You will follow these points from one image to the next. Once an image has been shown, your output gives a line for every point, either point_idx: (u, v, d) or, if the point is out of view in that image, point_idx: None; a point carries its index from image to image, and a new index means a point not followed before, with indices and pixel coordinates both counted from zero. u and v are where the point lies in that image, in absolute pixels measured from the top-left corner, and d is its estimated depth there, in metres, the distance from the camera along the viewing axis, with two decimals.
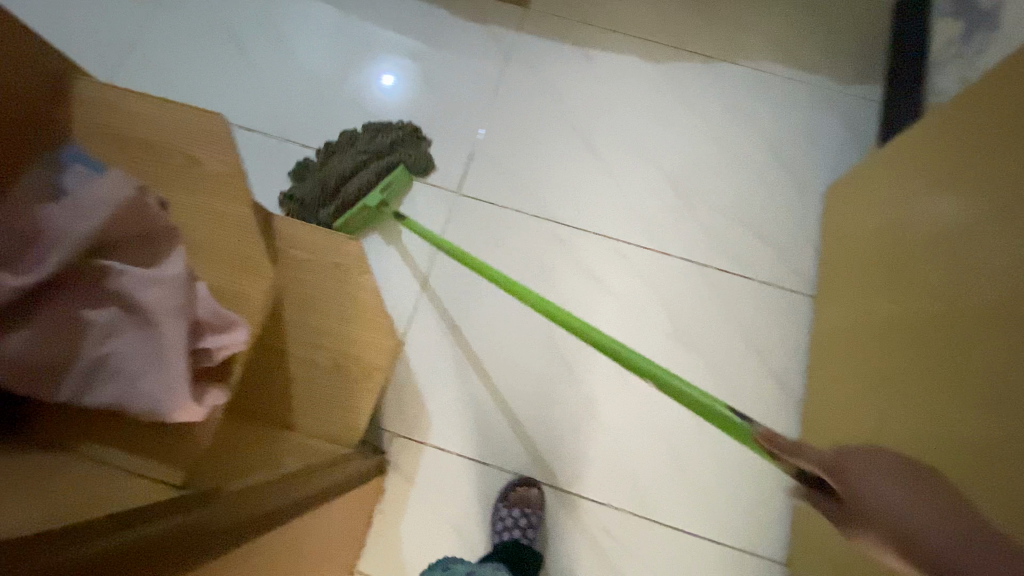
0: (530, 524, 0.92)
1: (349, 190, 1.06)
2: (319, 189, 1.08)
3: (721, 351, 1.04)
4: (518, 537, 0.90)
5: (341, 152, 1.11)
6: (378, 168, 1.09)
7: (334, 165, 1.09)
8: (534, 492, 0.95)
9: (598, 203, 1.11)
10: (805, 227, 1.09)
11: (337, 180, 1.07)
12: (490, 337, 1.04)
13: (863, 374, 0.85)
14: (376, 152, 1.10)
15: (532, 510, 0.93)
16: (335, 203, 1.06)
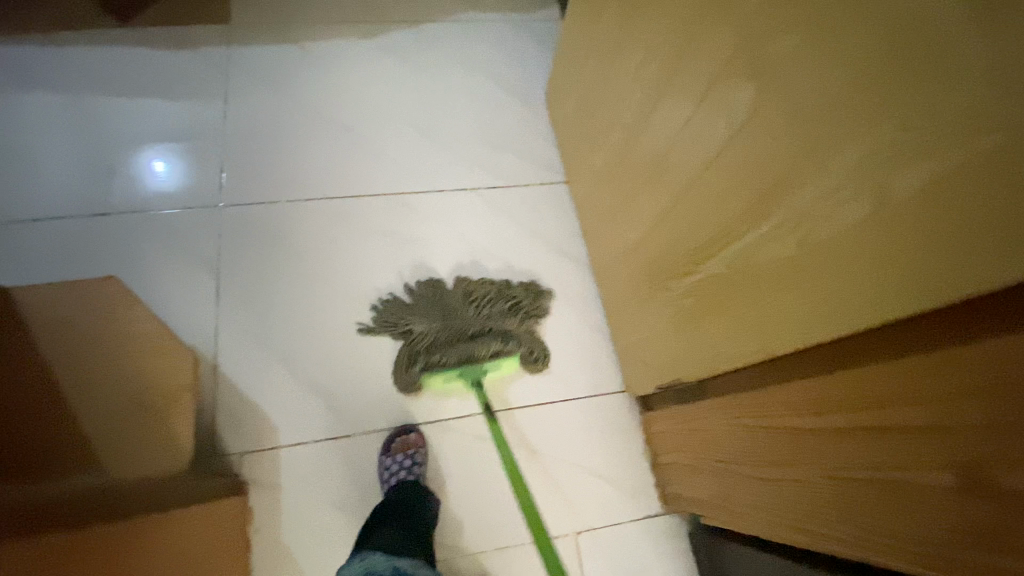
0: (417, 463, 0.96)
1: (475, 343, 1.01)
2: (431, 329, 1.03)
3: (515, 248, 1.17)
4: (406, 477, 0.94)
5: (462, 316, 1.04)
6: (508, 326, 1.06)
7: (467, 321, 1.04)
8: (413, 436, 0.98)
9: (362, 170, 1.18)
10: (542, 129, 1.28)
11: (457, 343, 1.01)
12: (305, 321, 1.05)
13: (607, 211, 1.03)
14: (496, 318, 1.05)
15: (415, 451, 0.97)
16: (458, 352, 1.00)
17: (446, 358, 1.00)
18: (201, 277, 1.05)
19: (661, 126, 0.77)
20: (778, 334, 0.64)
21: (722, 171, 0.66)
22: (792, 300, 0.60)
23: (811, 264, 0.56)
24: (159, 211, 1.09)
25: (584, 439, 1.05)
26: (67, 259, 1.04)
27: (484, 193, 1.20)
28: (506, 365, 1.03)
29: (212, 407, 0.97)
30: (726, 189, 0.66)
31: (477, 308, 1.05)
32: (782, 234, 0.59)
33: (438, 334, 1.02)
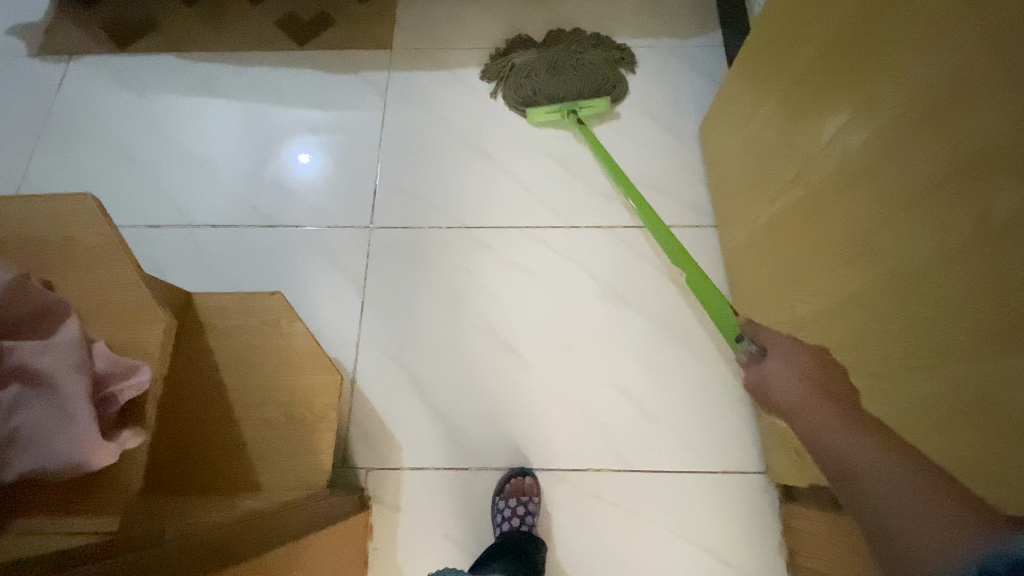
0: (529, 512, 0.94)
1: (569, 91, 1.22)
2: (536, 71, 1.25)
3: (652, 294, 1.10)
4: (519, 526, 0.92)
5: (555, 49, 1.26)
6: (602, 64, 1.24)
7: (567, 69, 1.24)
8: (529, 481, 0.97)
9: (503, 198, 1.18)
10: (692, 167, 1.19)
11: (552, 66, 1.24)
12: (436, 348, 1.08)
13: (769, 272, 0.92)
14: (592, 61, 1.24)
15: (529, 498, 0.95)
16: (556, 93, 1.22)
17: (537, 80, 1.23)
18: (349, 292, 1.12)
19: (869, 202, 0.66)
20: (991, 491, 0.51)
21: (956, 275, 0.54)
22: (1022, 459, 0.47)
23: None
24: (319, 225, 1.18)
25: (710, 517, 0.96)
26: (239, 264, 1.16)
27: (623, 231, 1.14)
28: (597, 103, 1.19)
29: (346, 420, 1.03)
30: (951, 293, 0.54)
31: (579, 62, 1.24)
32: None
33: (535, 62, 1.25)
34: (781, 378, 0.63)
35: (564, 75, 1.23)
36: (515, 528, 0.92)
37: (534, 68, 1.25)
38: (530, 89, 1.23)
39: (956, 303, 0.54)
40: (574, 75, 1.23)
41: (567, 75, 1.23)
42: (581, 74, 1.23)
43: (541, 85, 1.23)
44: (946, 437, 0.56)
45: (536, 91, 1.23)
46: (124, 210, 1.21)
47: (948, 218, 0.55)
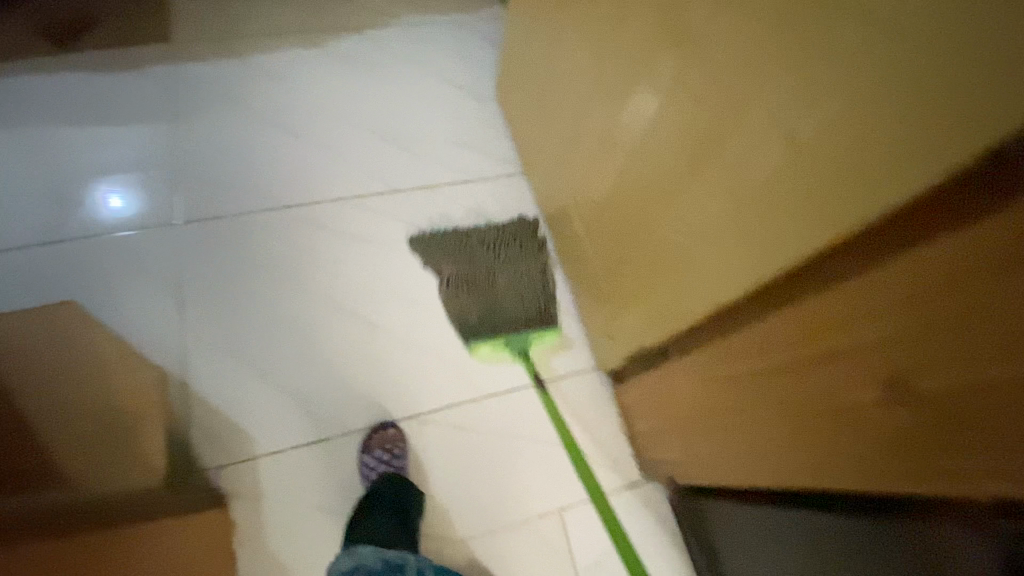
0: (395, 457, 0.97)
1: (497, 283, 1.08)
2: (477, 313, 1.07)
3: (480, 238, 1.19)
4: (385, 471, 0.95)
5: (479, 253, 1.11)
6: (544, 294, 1.11)
7: (488, 261, 1.10)
8: (391, 431, 0.99)
9: (321, 174, 1.18)
10: (496, 123, 1.30)
11: (488, 285, 1.08)
12: (275, 329, 1.05)
13: (565, 194, 1.06)
14: (541, 301, 1.10)
15: (395, 445, 0.98)
16: (487, 302, 1.07)
17: (472, 311, 1.08)
18: (163, 295, 1.04)
19: (608, 102, 0.79)
20: (722, 286, 0.67)
21: (660, 134, 0.69)
22: (732, 248, 0.64)
23: (754, 209, 0.59)
24: (114, 231, 1.07)
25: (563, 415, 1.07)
26: (19, 289, 1.01)
27: (444, 187, 1.22)
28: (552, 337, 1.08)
29: (185, 423, 0.96)
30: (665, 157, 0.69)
31: (510, 268, 1.10)
32: (720, 186, 0.62)
33: (473, 296, 1.08)
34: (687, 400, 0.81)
35: (501, 297, 1.08)
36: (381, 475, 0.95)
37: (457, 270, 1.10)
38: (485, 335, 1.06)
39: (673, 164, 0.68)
40: (512, 287, 1.09)
41: (503, 284, 1.08)
42: (512, 277, 1.09)
43: (490, 324, 1.06)
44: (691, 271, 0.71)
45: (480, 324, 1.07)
46: None
47: (649, 99, 0.69)
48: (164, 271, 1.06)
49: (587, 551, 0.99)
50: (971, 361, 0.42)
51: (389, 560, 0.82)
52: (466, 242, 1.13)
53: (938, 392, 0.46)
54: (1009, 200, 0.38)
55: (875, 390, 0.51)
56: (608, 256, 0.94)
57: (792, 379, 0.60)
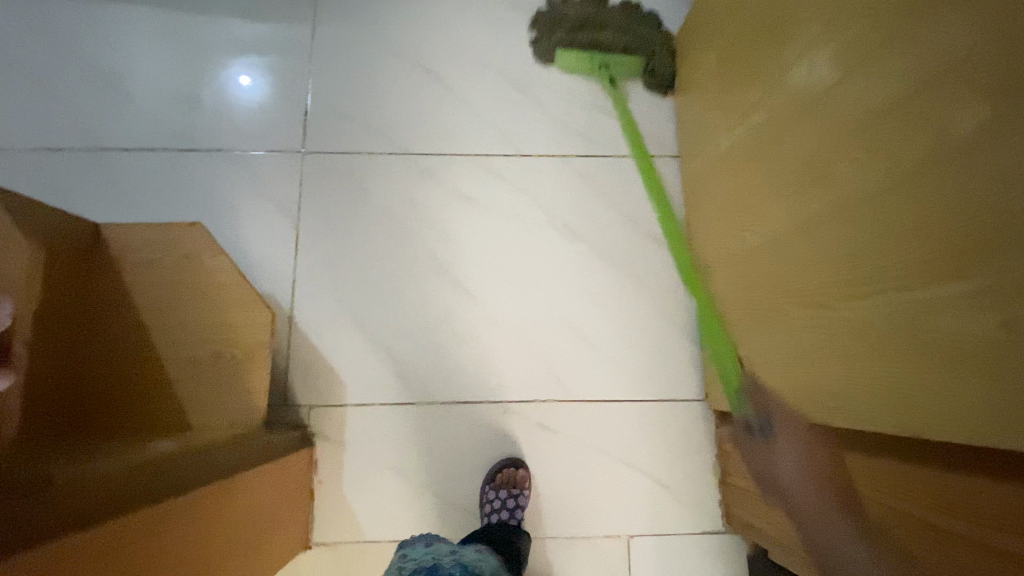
0: (518, 506, 0.92)
1: (605, 31, 1.09)
2: (576, 18, 1.09)
3: (606, 226, 1.07)
4: (506, 519, 0.91)
5: (606, 13, 1.10)
6: (646, 49, 1.09)
7: (610, 16, 1.10)
8: (520, 473, 0.95)
9: (453, 123, 1.09)
10: (657, 94, 1.12)
11: (597, 31, 1.09)
12: (381, 284, 1.03)
13: (723, 206, 0.91)
14: (643, 44, 1.09)
15: (519, 490, 0.94)
16: (590, 36, 1.08)
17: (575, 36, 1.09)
18: (282, 224, 1.04)
19: (833, 129, 0.62)
20: (916, 414, 0.52)
21: (903, 198, 0.52)
22: (960, 383, 0.47)
23: (1012, 352, 0.43)
24: (245, 148, 1.07)
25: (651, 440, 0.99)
26: (155, 191, 1.05)
27: (579, 160, 1.09)
28: (631, 60, 1.09)
29: (285, 359, 0.99)
30: (897, 230, 0.53)
31: (631, 27, 1.10)
32: (977, 301, 0.45)
33: (588, 10, 1.09)
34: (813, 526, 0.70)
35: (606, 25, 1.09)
36: (501, 519, 0.91)
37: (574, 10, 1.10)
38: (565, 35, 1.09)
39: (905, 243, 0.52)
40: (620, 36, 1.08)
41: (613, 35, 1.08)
42: (635, 40, 1.09)
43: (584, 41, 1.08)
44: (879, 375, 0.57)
45: (573, 39, 1.09)
46: (7, 127, 1.05)
47: (907, 150, 0.52)
48: (286, 200, 1.05)
49: None
50: None
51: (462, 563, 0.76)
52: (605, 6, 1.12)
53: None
54: None
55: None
56: (761, 297, 0.80)
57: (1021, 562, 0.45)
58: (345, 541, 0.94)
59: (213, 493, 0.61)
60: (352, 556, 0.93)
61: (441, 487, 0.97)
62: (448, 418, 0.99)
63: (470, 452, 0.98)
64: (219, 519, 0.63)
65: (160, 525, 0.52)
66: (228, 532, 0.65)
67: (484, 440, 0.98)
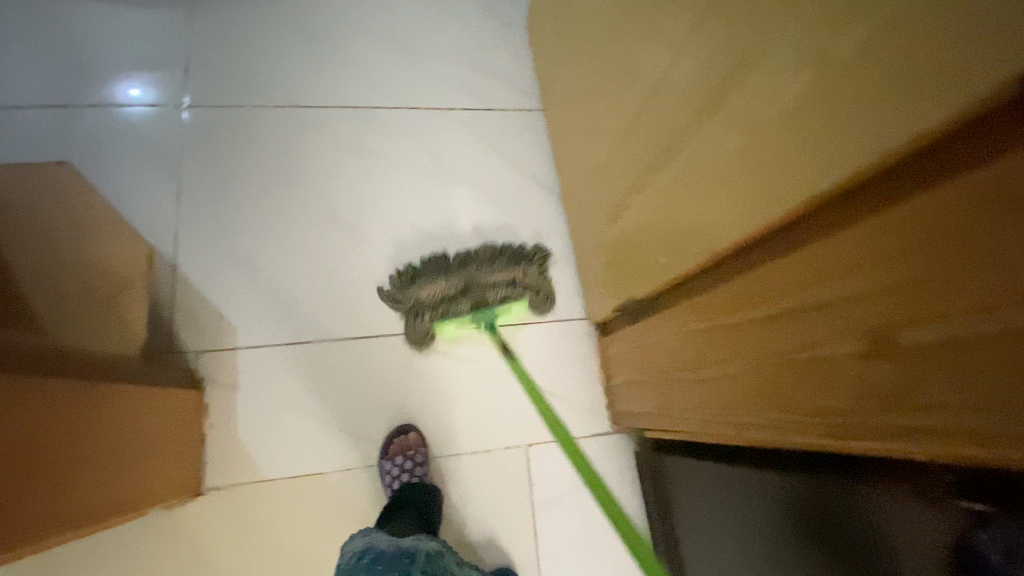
0: (418, 464, 0.93)
1: (473, 293, 0.98)
2: (440, 300, 0.98)
3: (488, 169, 1.17)
4: (410, 480, 0.91)
5: (465, 270, 0.98)
6: (516, 279, 1.02)
7: (476, 275, 0.98)
8: (412, 436, 0.96)
9: (333, 78, 1.14)
10: (522, 54, 1.25)
11: (464, 292, 0.98)
12: (269, 228, 1.04)
13: (579, 134, 1.04)
14: (512, 281, 1.01)
15: (415, 451, 0.95)
16: (466, 301, 0.98)
17: (457, 305, 0.98)
18: (160, 174, 1.03)
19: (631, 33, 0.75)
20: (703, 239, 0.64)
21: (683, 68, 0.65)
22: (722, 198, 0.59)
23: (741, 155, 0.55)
24: (114, 104, 1.05)
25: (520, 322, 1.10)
26: (12, 146, 0.99)
27: (459, 112, 1.18)
28: (517, 306, 1.04)
29: (167, 305, 0.96)
30: (675, 95, 0.66)
31: (495, 266, 0.99)
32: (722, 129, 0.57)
33: (445, 287, 0.97)
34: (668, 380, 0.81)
35: (458, 262, 0.99)
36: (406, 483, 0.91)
37: (428, 291, 0.97)
38: (430, 309, 0.98)
39: (684, 102, 0.65)
40: (490, 292, 0.99)
41: (480, 290, 0.98)
42: (495, 286, 0.99)
43: (451, 308, 0.98)
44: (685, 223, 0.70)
45: (437, 309, 0.98)
46: None
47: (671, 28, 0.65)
48: (162, 152, 1.04)
49: (547, 488, 1.01)
50: (929, 318, 0.38)
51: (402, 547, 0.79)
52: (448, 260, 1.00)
53: (898, 346, 0.41)
54: (1002, 153, 0.32)
55: (829, 344, 0.48)
56: (611, 201, 0.92)
57: (764, 330, 0.57)
58: (243, 483, 0.92)
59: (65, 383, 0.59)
60: (251, 496, 0.91)
61: (341, 419, 0.98)
62: (345, 353, 1.01)
63: (370, 382, 1.00)
64: (78, 410, 0.61)
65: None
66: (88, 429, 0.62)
67: (383, 371, 1.01)
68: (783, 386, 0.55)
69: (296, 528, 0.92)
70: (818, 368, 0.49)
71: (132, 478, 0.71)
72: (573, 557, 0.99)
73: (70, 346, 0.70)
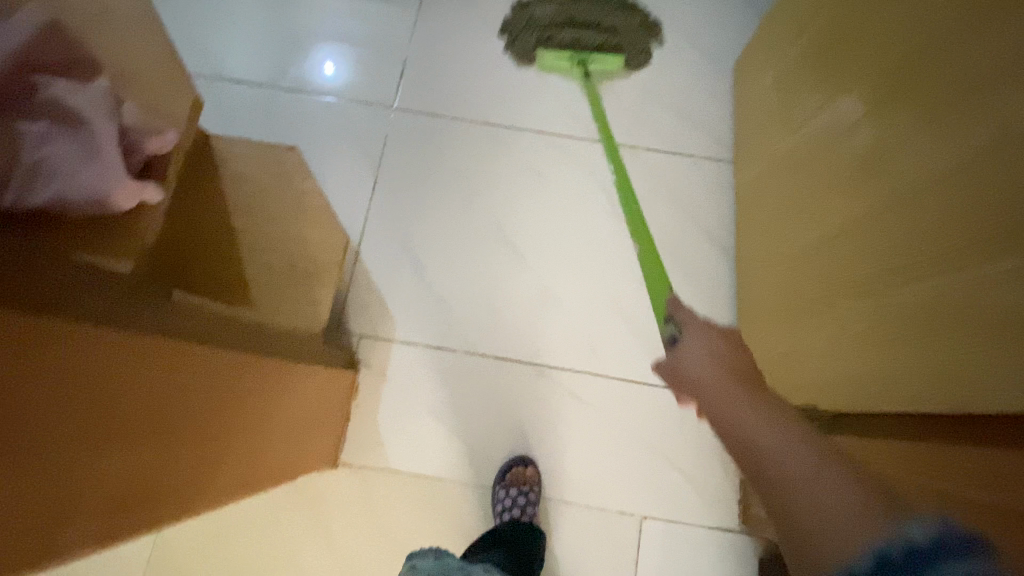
0: (529, 502, 0.93)
1: (584, 32, 1.15)
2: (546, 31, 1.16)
3: (662, 216, 1.12)
4: (519, 516, 0.92)
5: (577, 9, 1.16)
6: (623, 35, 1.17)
7: (585, 13, 1.16)
8: (530, 470, 0.96)
9: (530, 99, 1.17)
10: (724, 101, 1.18)
11: (572, 27, 1.16)
12: (443, 234, 1.09)
13: (779, 205, 0.94)
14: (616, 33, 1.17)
15: (529, 487, 0.95)
16: (570, 37, 1.15)
17: (559, 36, 1.15)
18: (363, 167, 1.13)
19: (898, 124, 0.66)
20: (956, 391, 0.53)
21: (969, 182, 0.55)
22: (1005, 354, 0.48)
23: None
24: (340, 97, 1.17)
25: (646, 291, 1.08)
26: (257, 122, 1.15)
27: (645, 152, 1.15)
28: (614, 61, 1.15)
29: (343, 287, 1.06)
30: (950, 212, 0.56)
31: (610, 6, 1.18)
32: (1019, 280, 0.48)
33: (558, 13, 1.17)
34: None
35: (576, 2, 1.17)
36: (514, 517, 0.92)
37: (541, 31, 1.17)
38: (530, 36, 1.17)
39: (963, 224, 0.55)
40: (596, 57, 1.15)
41: (588, 57, 1.15)
42: (600, 40, 1.15)
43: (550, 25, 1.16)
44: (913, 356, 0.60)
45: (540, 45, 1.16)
46: None
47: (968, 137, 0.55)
48: (369, 146, 1.14)
49: (652, 567, 0.95)
50: None
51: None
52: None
53: None
54: None
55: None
56: (806, 290, 0.83)
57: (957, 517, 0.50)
58: (372, 466, 0.98)
59: (232, 369, 0.58)
60: (374, 482, 0.98)
61: (467, 433, 1.00)
62: (484, 370, 1.03)
63: (502, 404, 1.01)
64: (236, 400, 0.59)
65: (94, 352, 0.38)
66: (240, 417, 0.61)
67: (515, 397, 1.02)
68: None
69: (406, 524, 0.96)
70: None
71: (293, 448, 0.78)
72: None
73: (252, 327, 0.72)
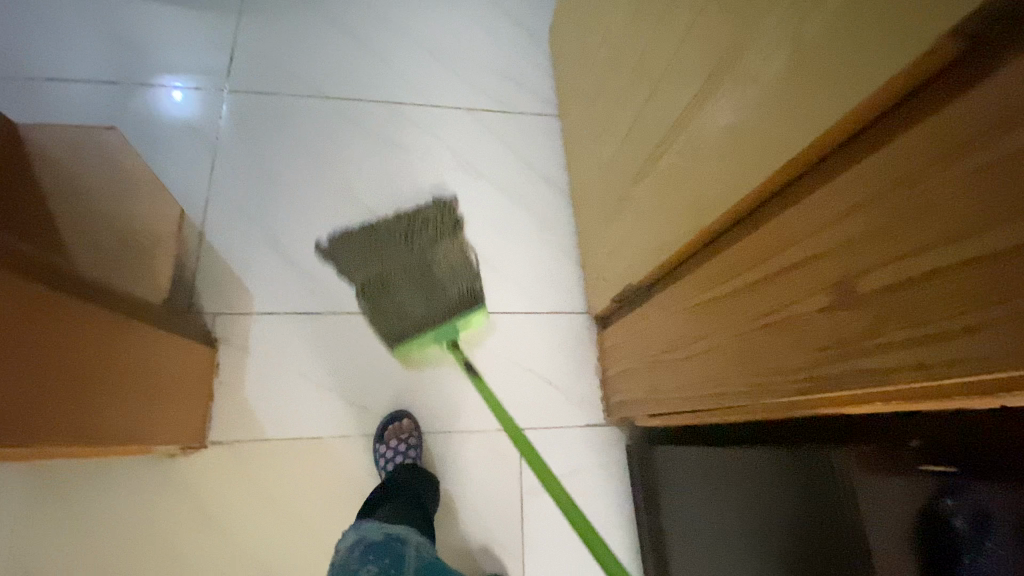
0: (412, 447, 0.96)
1: None
2: (373, 300, 1.02)
3: (502, 166, 1.24)
4: (403, 462, 0.95)
5: (392, 260, 1.01)
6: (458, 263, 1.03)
7: (393, 251, 1.02)
8: (406, 422, 0.99)
9: (366, 73, 1.23)
10: (544, 63, 1.33)
11: None
12: (293, 205, 1.11)
13: (589, 135, 1.09)
14: (460, 269, 1.02)
15: (409, 435, 0.97)
16: None
17: None
18: (200, 148, 1.11)
19: (638, 37, 0.82)
20: (694, 219, 0.68)
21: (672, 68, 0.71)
22: (714, 173, 0.62)
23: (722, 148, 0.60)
24: (165, 83, 1.14)
25: (497, 232, 1.19)
26: (72, 114, 1.09)
27: (480, 112, 1.26)
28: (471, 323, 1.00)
29: (193, 268, 1.03)
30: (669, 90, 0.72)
31: (433, 251, 1.02)
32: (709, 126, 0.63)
33: None
34: (654, 366, 0.84)
35: (377, 239, 1.03)
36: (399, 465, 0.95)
37: (365, 278, 1.03)
38: None
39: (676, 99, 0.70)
40: (415, 288, 0.99)
41: (406, 288, 0.99)
42: (421, 289, 0.99)
43: None
44: (672, 211, 0.74)
45: (376, 313, 1.01)
46: None
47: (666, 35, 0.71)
48: (204, 129, 1.13)
49: (538, 474, 1.03)
50: (904, 252, 0.39)
51: (389, 534, 0.79)
52: (377, 234, 1.04)
53: (880, 287, 0.41)
54: (982, 81, 0.34)
55: (806, 296, 0.49)
56: (614, 195, 0.97)
57: (741, 299, 0.59)
58: (245, 440, 0.96)
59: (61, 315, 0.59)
60: (252, 455, 0.95)
61: (345, 388, 1.02)
62: (352, 326, 1.05)
63: (375, 356, 1.04)
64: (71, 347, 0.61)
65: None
66: (76, 366, 0.62)
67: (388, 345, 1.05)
68: (758, 352, 0.56)
69: (292, 489, 0.95)
70: (797, 324, 0.50)
71: (141, 414, 0.76)
72: (558, 545, 1.00)
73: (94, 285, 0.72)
